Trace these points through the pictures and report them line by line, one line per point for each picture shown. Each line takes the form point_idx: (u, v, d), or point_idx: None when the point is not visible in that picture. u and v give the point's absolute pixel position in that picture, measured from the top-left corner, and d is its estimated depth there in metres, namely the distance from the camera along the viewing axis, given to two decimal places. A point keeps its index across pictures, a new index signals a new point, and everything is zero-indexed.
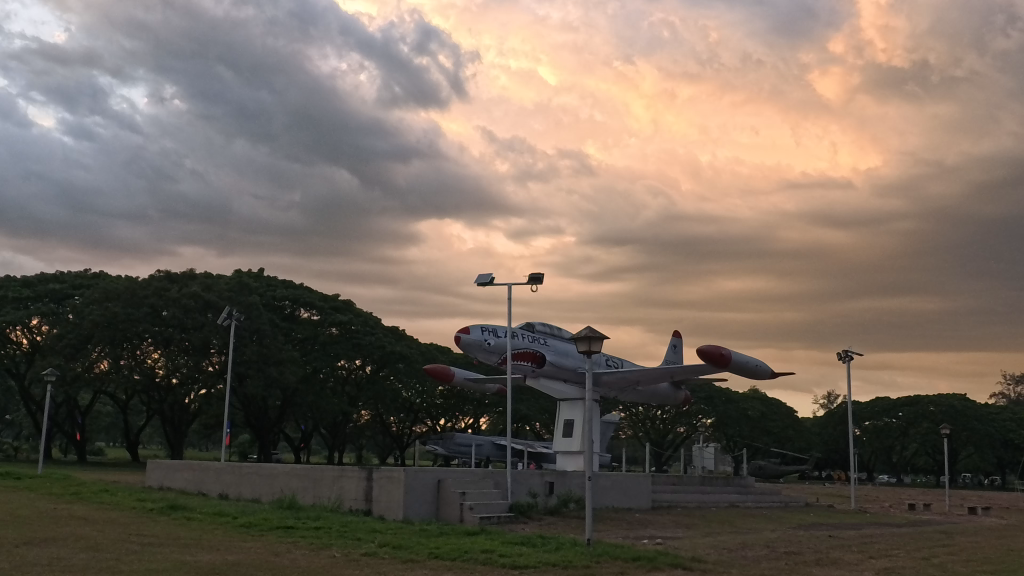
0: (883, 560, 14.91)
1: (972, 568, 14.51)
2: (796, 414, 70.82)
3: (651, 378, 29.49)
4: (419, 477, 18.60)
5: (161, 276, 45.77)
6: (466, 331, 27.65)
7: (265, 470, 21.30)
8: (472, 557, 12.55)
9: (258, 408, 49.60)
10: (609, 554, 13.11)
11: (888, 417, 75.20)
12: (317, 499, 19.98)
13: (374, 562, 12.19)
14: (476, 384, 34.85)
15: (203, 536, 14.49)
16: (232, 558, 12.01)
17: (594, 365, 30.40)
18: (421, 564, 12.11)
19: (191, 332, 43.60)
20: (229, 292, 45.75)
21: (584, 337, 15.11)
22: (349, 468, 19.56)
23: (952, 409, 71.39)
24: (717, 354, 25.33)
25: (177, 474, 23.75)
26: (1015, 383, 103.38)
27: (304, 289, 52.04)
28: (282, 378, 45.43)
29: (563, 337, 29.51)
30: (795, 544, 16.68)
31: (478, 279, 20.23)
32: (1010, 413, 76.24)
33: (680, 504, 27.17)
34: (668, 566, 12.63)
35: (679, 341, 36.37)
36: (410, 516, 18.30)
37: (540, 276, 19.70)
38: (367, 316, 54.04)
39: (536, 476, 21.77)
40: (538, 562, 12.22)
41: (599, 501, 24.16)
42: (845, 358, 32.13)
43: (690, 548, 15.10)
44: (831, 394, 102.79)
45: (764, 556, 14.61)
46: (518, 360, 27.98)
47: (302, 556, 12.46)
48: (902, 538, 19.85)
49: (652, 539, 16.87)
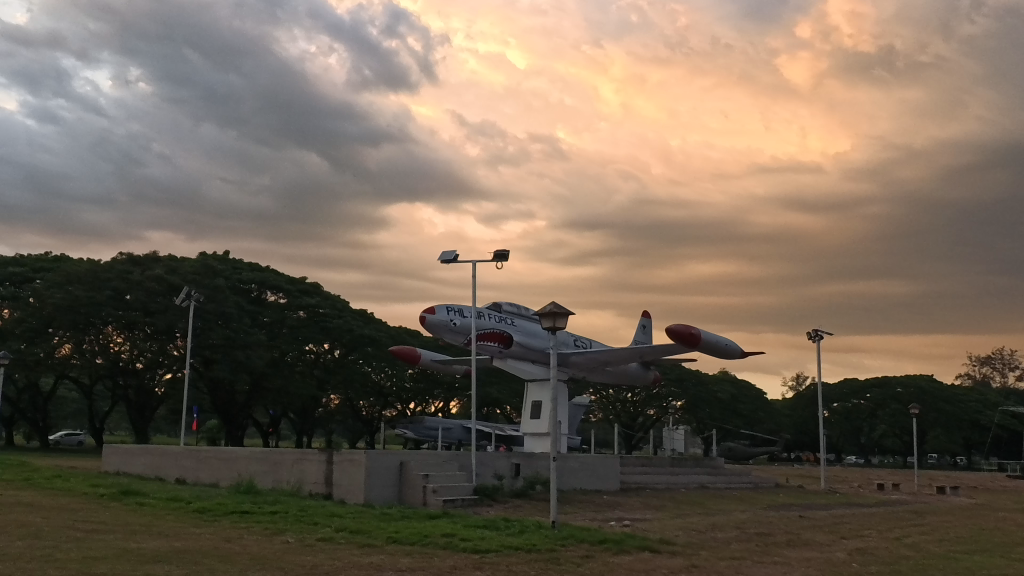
0: (855, 541, 14.56)
1: (944, 547, 14.18)
2: (766, 396, 71.06)
3: (620, 359, 29.10)
4: (381, 459, 18.07)
5: (124, 258, 44.74)
6: (432, 310, 27.09)
7: (225, 454, 20.71)
8: (433, 541, 12.06)
9: (225, 392, 48.79)
10: (575, 538, 12.63)
11: (857, 398, 75.60)
12: (277, 483, 19.42)
13: (330, 547, 11.68)
14: (443, 366, 34.34)
15: (153, 522, 13.89)
16: (178, 546, 11.42)
17: (564, 346, 29.96)
18: (379, 549, 11.61)
19: (155, 315, 42.71)
20: (194, 275, 44.78)
21: (548, 312, 14.63)
22: (309, 450, 19.02)
23: (919, 389, 73.08)
24: (687, 333, 24.96)
25: (135, 459, 23.11)
26: (979, 365, 104.61)
27: (270, 271, 51.27)
28: (250, 362, 44.71)
29: (530, 317, 29.01)
30: (767, 526, 16.31)
31: (440, 256, 19.69)
32: (976, 396, 76.95)
33: (650, 486, 26.80)
34: (636, 549, 12.17)
35: (648, 321, 36.04)
36: (371, 500, 17.78)
37: (506, 253, 19.15)
38: (335, 300, 53.40)
39: (502, 459, 21.33)
40: (501, 546, 11.73)
41: (566, 483, 23.81)
42: (815, 337, 31.88)
43: (659, 531, 14.67)
44: (799, 377, 103.65)
45: (735, 537, 14.19)
46: (484, 341, 27.45)
47: (254, 542, 11.90)
48: (874, 518, 19.53)
49: (619, 521, 16.47)
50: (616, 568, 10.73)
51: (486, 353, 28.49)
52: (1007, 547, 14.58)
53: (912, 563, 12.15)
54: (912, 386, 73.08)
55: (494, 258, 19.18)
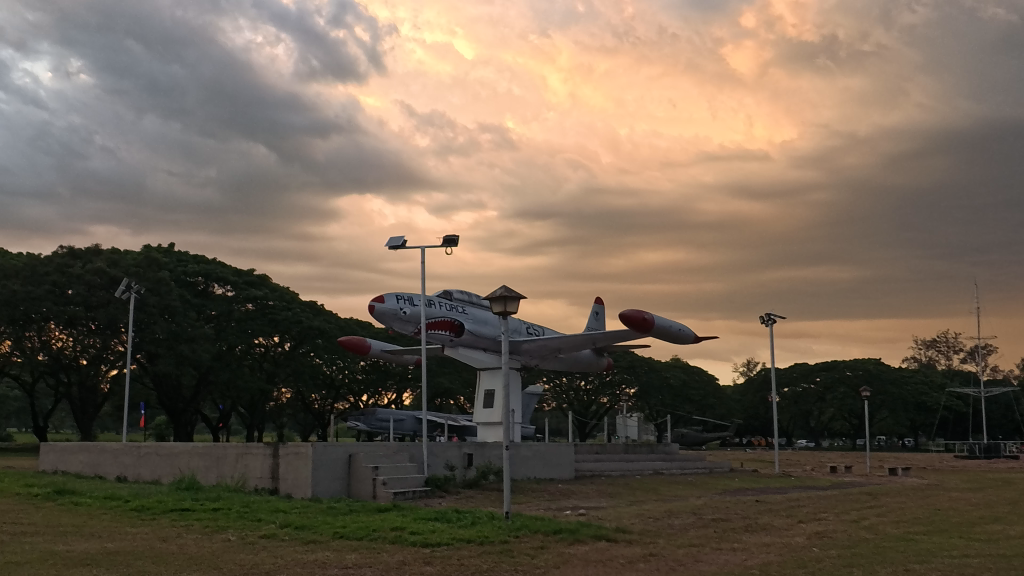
0: (813, 525, 14.31)
1: (902, 529, 13.97)
2: (717, 381, 71.36)
3: (572, 346, 28.76)
4: (328, 452, 17.52)
5: (65, 251, 43.28)
6: (380, 299, 26.50)
7: (165, 449, 20.02)
8: (380, 536, 11.58)
9: (171, 387, 47.62)
10: (529, 528, 12.22)
11: (806, 382, 76.16)
12: (220, 478, 18.81)
13: (273, 544, 11.13)
14: (393, 356, 33.76)
15: (87, 522, 13.26)
16: (110, 547, 10.83)
17: (515, 333, 29.54)
18: (324, 545, 11.11)
19: (97, 310, 41.45)
20: (137, 267, 43.45)
21: (499, 297, 14.19)
22: (253, 444, 18.42)
23: (867, 372, 73.61)
24: (639, 318, 24.67)
25: (73, 457, 22.33)
26: (924, 347, 106.08)
27: (216, 263, 50.09)
28: (195, 355, 43.73)
29: (482, 305, 28.56)
30: (723, 511, 16.04)
31: (388, 243, 19.17)
32: (922, 377, 78.08)
33: (604, 473, 26.53)
34: (592, 538, 11.79)
35: (601, 308, 35.76)
36: (318, 494, 17.23)
37: (455, 238, 18.66)
38: (283, 291, 52.42)
39: (454, 449, 20.88)
40: (451, 539, 11.29)
41: (518, 472, 23.44)
42: (767, 321, 31.80)
43: (614, 519, 14.34)
44: (749, 362, 104.39)
45: (691, 524, 13.91)
46: (434, 329, 26.92)
47: (192, 542, 11.32)
48: (828, 500, 19.38)
49: (575, 510, 16.14)
50: (572, 559, 10.35)
51: (436, 342, 27.99)
52: (963, 527, 14.46)
53: (872, 546, 11.86)
54: (859, 368, 73.73)
55: (442, 243, 18.68)
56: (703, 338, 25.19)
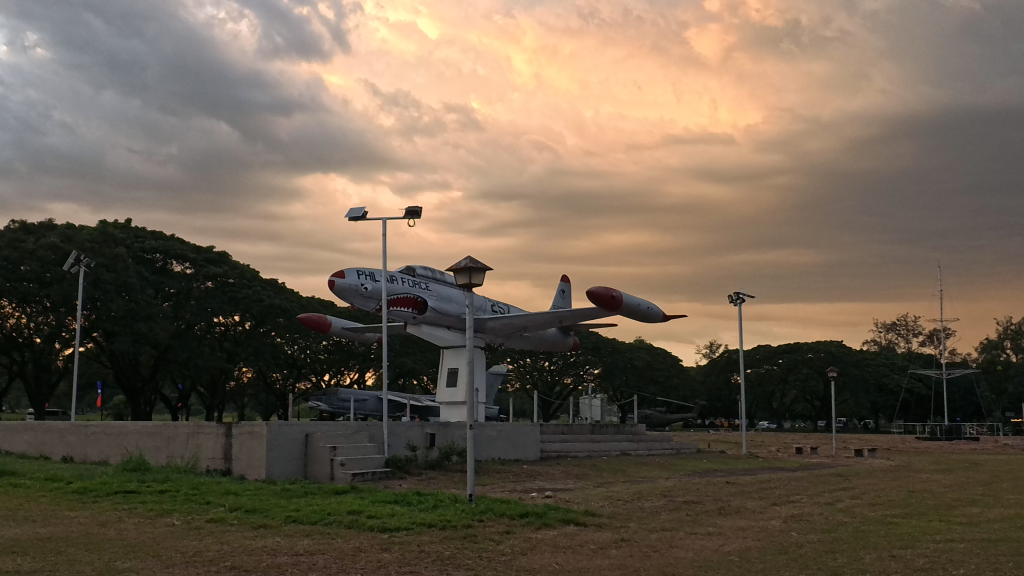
0: (787, 508, 13.82)
1: (879, 511, 13.51)
2: (681, 363, 71.21)
3: (539, 324, 28.14)
4: (284, 431, 16.79)
5: (17, 225, 41.64)
6: (341, 275, 25.67)
7: (114, 428, 19.17)
8: (336, 520, 10.91)
9: (128, 365, 46.45)
10: (493, 512, 11.59)
11: (769, 363, 76.32)
12: (171, 459, 18.00)
13: (221, 530, 10.39)
14: (355, 334, 32.91)
15: (23, 505, 12.45)
16: (44, 532, 10.07)
17: (480, 311, 28.85)
18: (276, 530, 10.40)
19: (50, 286, 40.09)
20: (92, 242, 41.95)
21: (463, 268, 13.50)
22: (206, 423, 17.64)
23: (829, 354, 74.04)
24: (607, 296, 24.07)
25: (17, 437, 21.38)
26: (884, 331, 106.76)
27: (174, 240, 48.66)
28: (153, 334, 42.64)
29: (446, 281, 27.84)
30: (695, 493, 15.52)
31: (348, 214, 18.38)
32: (883, 360, 78.69)
33: (570, 454, 25.99)
34: (560, 523, 11.17)
35: (567, 286, 35.14)
36: (273, 476, 16.49)
37: (418, 210, 17.92)
38: (244, 269, 51.31)
39: (416, 428, 20.19)
40: (411, 524, 10.61)
41: (483, 453, 22.84)
42: (736, 300, 31.37)
43: (582, 502, 13.76)
44: (713, 344, 104.53)
45: (662, 507, 13.34)
46: (397, 306, 26.17)
47: (133, 526, 10.61)
48: (799, 482, 18.91)
49: (541, 492, 15.61)
50: (540, 545, 9.69)
51: (398, 319, 27.24)
52: (941, 509, 14.02)
53: (853, 530, 11.36)
54: (822, 351, 74.37)
55: (405, 215, 17.94)
56: (672, 316, 24.68)
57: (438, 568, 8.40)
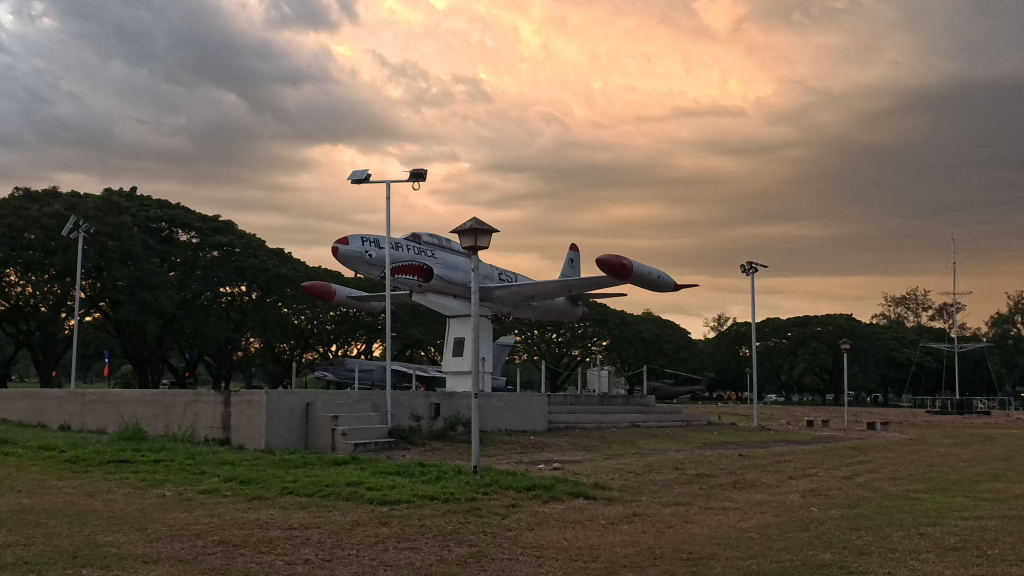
0: (805, 481, 13.31)
1: (900, 486, 13.01)
2: (689, 336, 70.65)
3: (547, 293, 27.59)
4: (284, 400, 16.33)
5: (21, 192, 41.00)
6: (345, 242, 25.12)
7: (111, 396, 18.72)
8: (334, 492, 10.42)
9: (134, 335, 46.01)
10: (499, 484, 11.11)
11: (778, 337, 75.65)
12: (168, 428, 17.57)
13: (213, 502, 9.90)
14: (359, 303, 32.41)
15: (12, 475, 11.99)
16: (27, 504, 9.56)
17: (487, 280, 28.28)
18: (271, 502, 9.92)
19: (54, 255, 39.55)
20: (97, 211, 41.33)
21: (469, 231, 12.93)
22: (204, 391, 17.17)
23: (838, 328, 73.36)
24: (618, 264, 23.50)
25: (15, 405, 20.96)
26: (894, 305, 105.94)
27: (180, 209, 48.03)
28: (158, 303, 42.24)
29: (452, 248, 27.26)
30: (707, 466, 15.04)
31: (351, 176, 17.80)
32: (893, 333, 77.98)
33: (579, 426, 25.55)
34: (568, 496, 10.68)
35: (576, 255, 34.56)
36: (273, 445, 16.04)
37: (422, 172, 17.34)
38: (250, 238, 50.74)
39: (420, 398, 19.72)
40: (412, 496, 10.12)
41: (490, 423, 22.39)
42: (748, 270, 30.74)
43: (592, 474, 13.31)
44: (721, 317, 104.07)
45: (675, 480, 12.86)
46: (402, 275, 25.65)
47: (120, 497, 10.12)
48: (814, 455, 18.37)
49: (549, 464, 15.18)
50: (548, 519, 9.18)
51: (403, 287, 26.70)
52: (964, 484, 13.53)
53: (875, 506, 10.82)
54: (831, 324, 73.68)
55: (409, 177, 17.36)
56: (684, 286, 24.12)
57: (440, 544, 7.89)
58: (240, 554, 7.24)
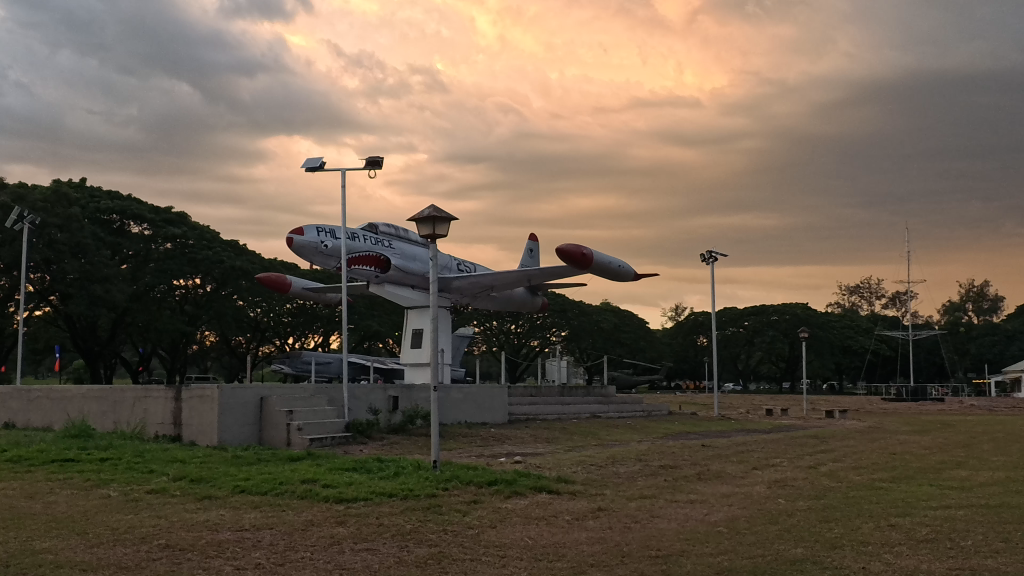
0: (770, 471, 13.13)
1: (864, 475, 12.88)
2: (647, 326, 70.72)
3: (506, 283, 27.28)
4: (236, 395, 15.88)
5: None
6: (299, 232, 24.64)
7: (57, 393, 18.11)
8: (289, 490, 10.03)
9: (85, 329, 44.98)
10: (459, 479, 10.79)
11: (735, 326, 75.95)
12: (117, 425, 17.03)
13: (161, 503, 9.47)
14: (316, 295, 31.89)
15: None
16: None
17: (445, 270, 27.92)
18: (222, 502, 9.52)
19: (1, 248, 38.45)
20: (46, 202, 40.29)
21: (427, 219, 12.57)
22: (154, 386, 16.67)
23: (795, 317, 73.80)
24: (578, 254, 23.22)
25: None
26: (848, 293, 106.95)
27: (132, 200, 47.05)
28: (109, 296, 41.31)
29: (409, 239, 26.85)
30: (670, 456, 14.84)
31: (305, 163, 17.34)
32: (848, 321, 78.61)
33: (539, 417, 25.31)
34: (530, 491, 10.38)
35: (535, 245, 34.28)
36: (226, 441, 15.58)
37: (379, 160, 16.93)
38: (203, 230, 49.89)
39: (378, 391, 19.33)
40: (369, 494, 9.75)
41: (450, 416, 22.05)
42: (708, 259, 30.64)
43: (555, 467, 13.01)
44: (679, 307, 104.51)
45: (639, 472, 12.64)
46: (358, 265, 25.19)
47: (63, 499, 9.63)
48: (775, 444, 18.22)
49: (511, 457, 14.92)
50: (511, 516, 8.87)
51: (360, 278, 26.27)
52: (928, 473, 13.44)
53: (842, 496, 10.63)
54: (787, 313, 74.09)
55: (365, 165, 16.94)
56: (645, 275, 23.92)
57: (398, 544, 7.55)
58: (187, 559, 6.84)
